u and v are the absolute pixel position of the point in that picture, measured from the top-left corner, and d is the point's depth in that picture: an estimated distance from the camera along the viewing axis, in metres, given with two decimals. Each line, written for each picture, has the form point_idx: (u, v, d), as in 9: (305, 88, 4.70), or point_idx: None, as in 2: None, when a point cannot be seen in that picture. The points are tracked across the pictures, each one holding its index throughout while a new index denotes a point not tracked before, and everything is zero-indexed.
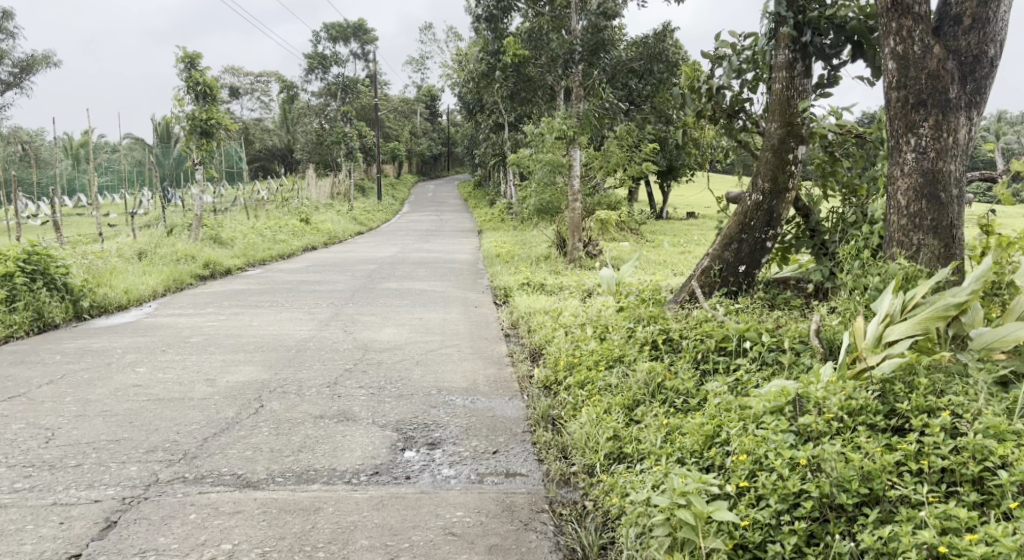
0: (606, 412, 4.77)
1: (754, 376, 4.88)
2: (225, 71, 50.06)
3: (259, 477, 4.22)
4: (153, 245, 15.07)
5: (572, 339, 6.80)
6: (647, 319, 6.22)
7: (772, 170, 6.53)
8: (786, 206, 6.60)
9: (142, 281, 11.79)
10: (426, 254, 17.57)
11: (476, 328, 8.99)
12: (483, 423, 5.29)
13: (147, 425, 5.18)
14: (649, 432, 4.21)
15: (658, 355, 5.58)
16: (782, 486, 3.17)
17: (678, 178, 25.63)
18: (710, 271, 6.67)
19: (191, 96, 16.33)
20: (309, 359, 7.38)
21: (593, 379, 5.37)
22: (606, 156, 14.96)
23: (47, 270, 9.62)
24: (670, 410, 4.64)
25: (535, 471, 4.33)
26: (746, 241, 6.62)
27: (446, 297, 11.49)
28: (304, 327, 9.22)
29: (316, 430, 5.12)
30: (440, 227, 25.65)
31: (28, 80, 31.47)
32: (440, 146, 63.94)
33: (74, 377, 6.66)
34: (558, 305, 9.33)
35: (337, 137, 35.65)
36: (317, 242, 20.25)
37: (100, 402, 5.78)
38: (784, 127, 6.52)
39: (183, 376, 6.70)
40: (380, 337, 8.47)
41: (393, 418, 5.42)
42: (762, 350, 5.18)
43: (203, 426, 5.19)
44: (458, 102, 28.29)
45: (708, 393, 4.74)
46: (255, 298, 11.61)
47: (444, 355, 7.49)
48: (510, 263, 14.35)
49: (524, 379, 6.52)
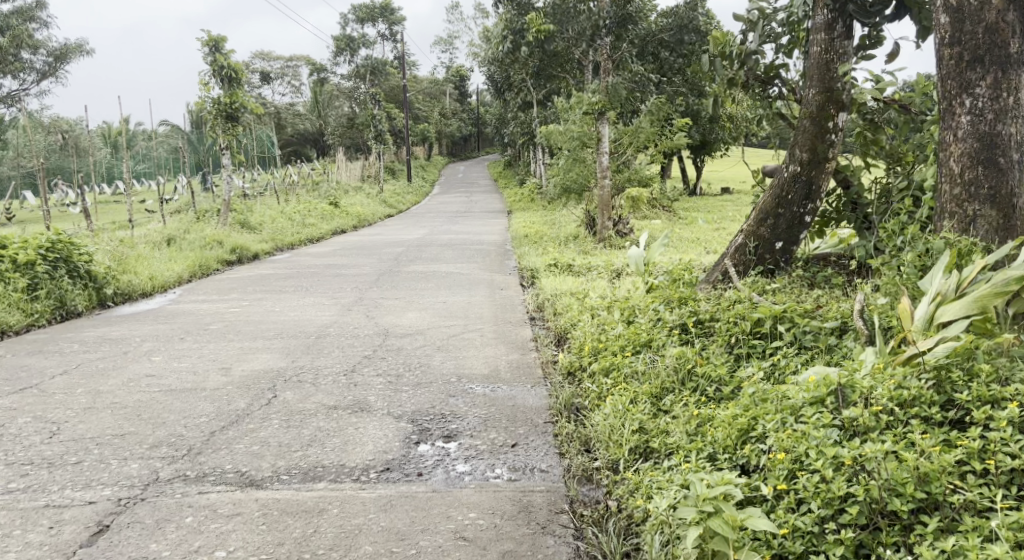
0: (633, 402, 4.47)
1: (794, 362, 4.55)
2: (255, 56, 50.10)
3: (264, 474, 4.00)
4: (181, 231, 15.01)
5: (598, 322, 6.50)
6: (677, 301, 5.90)
7: (810, 140, 6.11)
8: (826, 177, 6.18)
9: (167, 267, 11.69)
10: (454, 236, 17.31)
11: (501, 311, 8.72)
12: (503, 413, 5.04)
13: (154, 418, 4.99)
14: (678, 425, 3.90)
15: (689, 340, 5.26)
16: (826, 489, 2.84)
17: (711, 152, 25.02)
18: (745, 249, 6.31)
19: (217, 81, 16.18)
20: (328, 345, 7.15)
21: (620, 365, 5.06)
22: (636, 132, 14.37)
23: (69, 258, 9.50)
24: (702, 399, 4.33)
25: (555, 467, 4.05)
26: (783, 215, 6.23)
27: (472, 279, 11.23)
28: (326, 312, 9.03)
29: (328, 423, 4.89)
30: (469, 209, 25.38)
31: (63, 69, 31.73)
32: (470, 127, 63.57)
33: (89, 366, 6.50)
34: (585, 286, 9.01)
35: (367, 119, 35.45)
36: (346, 225, 20.10)
37: (111, 394, 5.60)
38: (823, 93, 6.08)
39: (198, 364, 6.51)
40: (402, 322, 8.25)
41: (409, 408, 5.18)
42: (802, 332, 4.85)
43: (212, 418, 4.99)
44: (487, 81, 27.87)
45: (742, 380, 4.42)
46: (279, 283, 11.44)
47: (466, 340, 7.23)
48: (538, 244, 14.04)
49: (547, 364, 6.26)
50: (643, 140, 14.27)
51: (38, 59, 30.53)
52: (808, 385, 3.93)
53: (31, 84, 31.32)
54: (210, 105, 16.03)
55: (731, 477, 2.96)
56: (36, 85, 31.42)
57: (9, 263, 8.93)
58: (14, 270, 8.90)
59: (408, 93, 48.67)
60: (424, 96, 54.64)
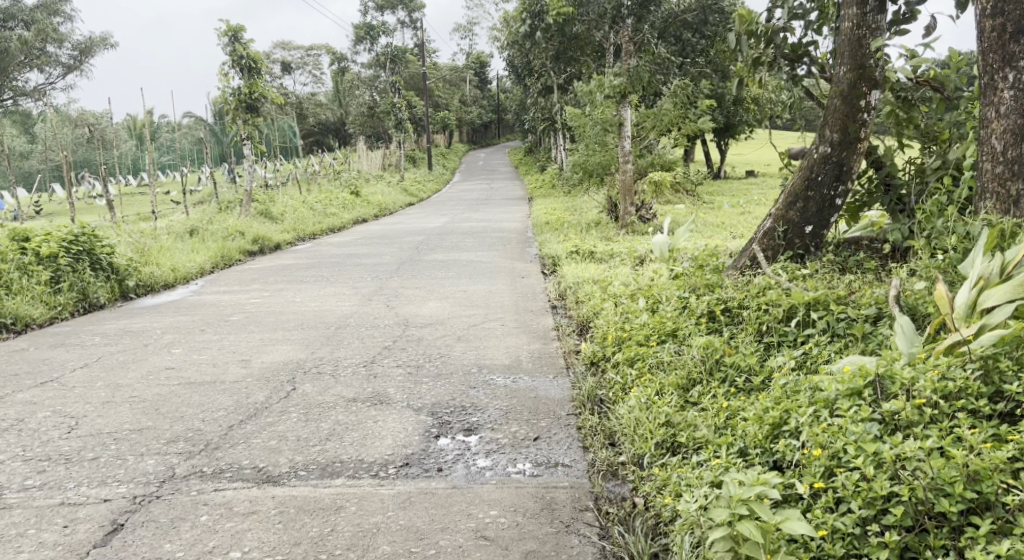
0: (659, 394, 4.33)
1: (828, 351, 4.41)
2: (276, 45, 50.15)
3: (281, 470, 3.92)
4: (204, 222, 15.01)
5: (621, 310, 6.36)
6: (703, 289, 5.76)
7: (841, 120, 5.92)
8: (858, 158, 5.98)
9: (190, 259, 11.68)
10: (475, 224, 17.18)
11: (522, 300, 8.60)
12: (525, 405, 4.93)
13: (172, 412, 4.92)
14: (707, 417, 3.78)
15: (717, 329, 5.12)
16: (867, 488, 2.69)
17: (735, 135, 24.63)
18: (774, 232, 6.14)
19: (237, 71, 16.14)
20: (348, 336, 7.07)
21: (645, 355, 4.92)
22: (659, 116, 14.11)
23: (92, 250, 9.48)
24: (731, 391, 4.20)
25: (579, 462, 3.93)
26: (813, 198, 6.05)
27: (493, 268, 11.11)
28: (347, 302, 8.95)
29: (348, 416, 4.81)
30: (490, 196, 25.25)
31: (87, 62, 31.92)
32: (490, 114, 63.28)
33: (109, 360, 6.46)
34: (608, 273, 8.85)
35: (387, 108, 35.34)
36: (368, 214, 20.05)
37: (130, 387, 5.55)
38: (854, 70, 5.88)
39: (218, 356, 6.45)
40: (422, 311, 8.15)
41: (429, 401, 5.08)
42: (834, 320, 4.70)
43: (230, 412, 4.92)
44: (507, 66, 27.61)
45: (773, 370, 4.28)
46: (300, 273, 11.39)
47: (487, 330, 7.11)
48: (559, 231, 13.89)
49: (570, 354, 6.13)
50: (667, 123, 14.02)
51: (64, 53, 30.73)
52: (843, 376, 3.79)
53: (58, 77, 31.58)
54: (230, 96, 15.98)
55: (765, 476, 2.83)
56: (62, 79, 31.68)
57: (32, 256, 8.93)
58: (37, 263, 8.90)
59: (428, 80, 48.47)
60: (445, 83, 54.45)
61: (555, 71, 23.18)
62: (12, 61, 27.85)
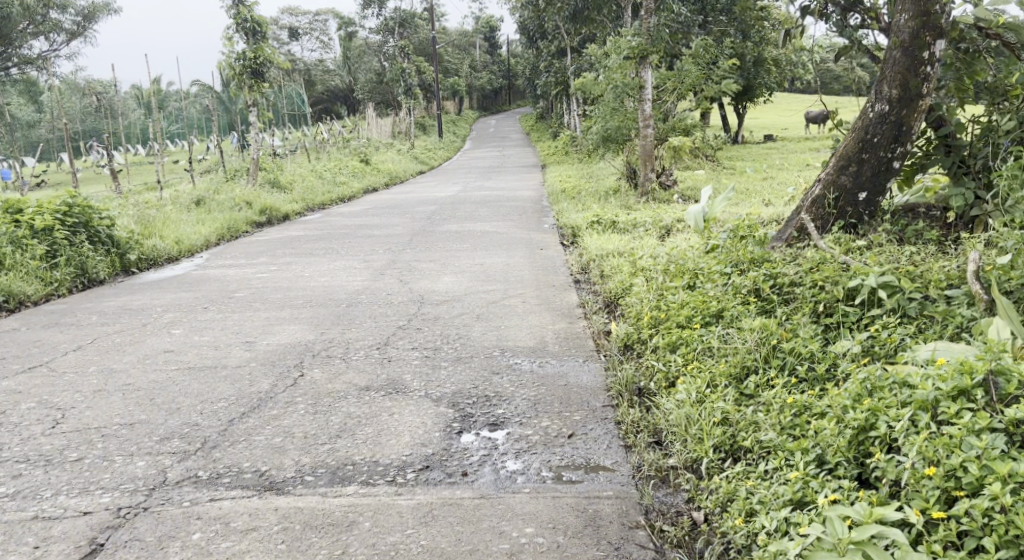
0: (711, 386, 3.88)
1: (901, 335, 3.95)
2: (283, 11, 49.29)
3: (287, 475, 3.48)
4: (211, 191, 14.53)
5: (653, 286, 5.86)
6: (748, 265, 5.28)
7: (901, 74, 5.45)
8: (918, 116, 5.51)
9: (194, 230, 11.21)
10: (488, 193, 16.63)
11: (544, 273, 8.11)
12: (555, 394, 4.47)
13: (168, 403, 4.47)
14: (772, 414, 3.34)
15: (767, 309, 4.63)
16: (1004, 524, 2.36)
17: (753, 98, 23.84)
18: (822, 201, 5.75)
19: (241, 36, 15.54)
20: (359, 315, 6.60)
21: (688, 339, 4.44)
22: (680, 77, 13.50)
23: (89, 223, 9.01)
24: (793, 382, 3.74)
25: (623, 464, 3.49)
26: (867, 161, 5.62)
27: (510, 239, 10.60)
28: (358, 276, 8.50)
29: (360, 408, 4.36)
30: (502, 163, 24.64)
31: (91, 28, 31.33)
32: (501, 80, 62.17)
33: (105, 341, 6.00)
34: (634, 244, 8.33)
35: (395, 73, 34.62)
36: (378, 183, 19.52)
37: (125, 374, 5.11)
38: (917, 18, 5.37)
39: (221, 338, 5.99)
40: (438, 286, 7.70)
41: (449, 389, 4.62)
42: (905, 299, 4.22)
43: (231, 403, 4.48)
44: (518, 29, 26.83)
45: (839, 357, 3.85)
46: (309, 245, 10.92)
47: (508, 307, 6.65)
48: (576, 199, 13.34)
49: (600, 335, 5.66)
50: (688, 85, 13.38)
51: (67, 19, 30.06)
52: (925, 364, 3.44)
53: (62, 44, 30.96)
54: (234, 61, 15.39)
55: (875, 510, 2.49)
56: (66, 46, 31.08)
57: (26, 229, 8.48)
58: (31, 237, 8.45)
59: (438, 45, 47.55)
60: (455, 48, 53.46)
61: (568, 33, 22.43)
62: (15, 28, 27.27)
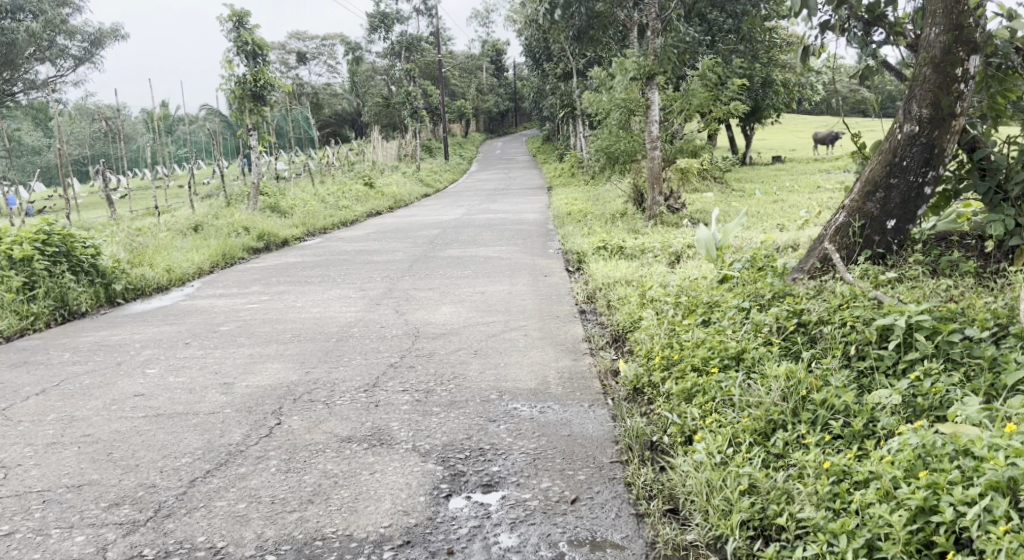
0: (733, 443, 3.43)
1: (946, 385, 3.50)
2: (291, 36, 49.34)
3: (244, 554, 3.13)
4: (209, 216, 14.13)
5: (663, 321, 5.38)
6: (768, 299, 4.82)
7: (932, 93, 5.02)
8: (951, 138, 5.07)
9: (187, 258, 10.77)
10: (493, 216, 16.21)
11: (547, 303, 7.66)
12: (558, 448, 3.98)
13: (126, 459, 3.99)
14: (809, 484, 2.94)
15: (791, 352, 4.16)
16: None
17: (761, 120, 23.47)
18: (849, 229, 5.28)
19: (242, 58, 15.19)
20: (348, 351, 6.14)
21: (704, 386, 3.97)
22: (687, 98, 13.10)
23: (71, 252, 8.59)
24: (828, 440, 3.30)
25: (634, 540, 3.09)
26: (896, 187, 5.17)
27: (513, 265, 10.15)
28: (352, 307, 8.05)
29: (338, 465, 3.89)
30: (508, 186, 24.25)
31: (98, 53, 31.18)
32: (508, 102, 62.02)
33: (73, 382, 5.53)
34: (642, 272, 7.88)
35: (401, 97, 34.41)
36: (382, 206, 19.13)
37: (86, 421, 4.64)
38: (948, 32, 4.97)
39: (198, 379, 5.51)
40: (435, 318, 7.25)
41: (439, 442, 4.14)
42: (948, 342, 3.73)
43: (196, 459, 4.01)
44: (525, 50, 26.57)
45: (878, 410, 3.41)
46: (305, 273, 10.48)
47: (509, 342, 6.16)
48: (582, 223, 12.91)
49: (606, 376, 5.20)
50: (696, 106, 12.96)
51: (74, 45, 29.90)
52: (975, 422, 3.09)
53: (69, 69, 30.84)
54: (234, 84, 15.05)
55: None
56: (72, 71, 30.93)
57: (3, 260, 8.04)
58: (9, 268, 8.01)
59: (444, 67, 47.46)
60: (462, 72, 53.48)
61: (574, 54, 22.14)
62: (21, 54, 27.13)
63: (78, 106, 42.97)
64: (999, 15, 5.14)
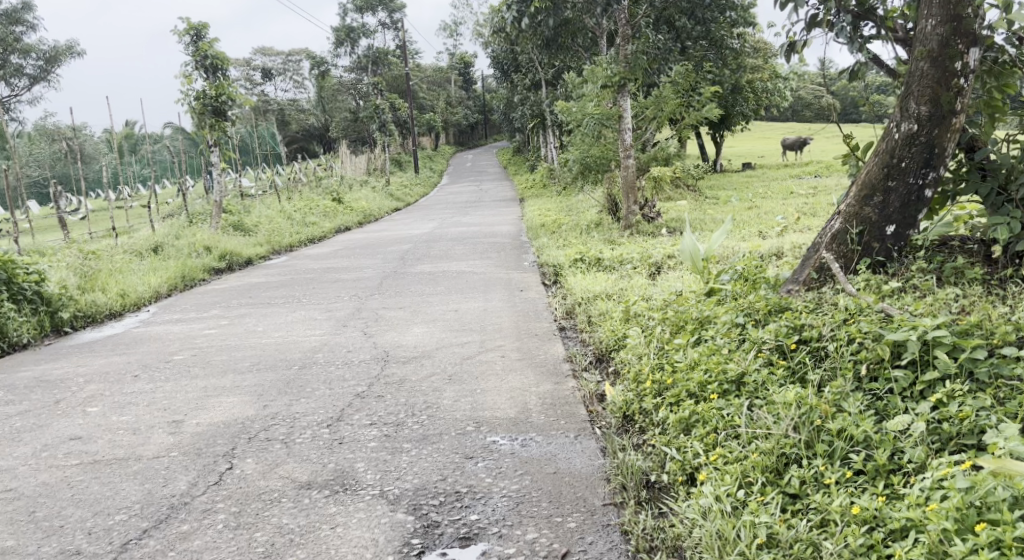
0: (743, 484, 3.08)
1: (975, 409, 3.13)
2: (257, 52, 48.63)
3: None
4: (169, 236, 13.51)
5: (651, 340, 4.95)
6: (765, 314, 4.43)
7: (931, 88, 4.69)
8: (951, 137, 4.74)
9: (143, 280, 10.18)
10: (464, 229, 15.77)
11: (524, 320, 7.24)
12: (544, 488, 3.56)
13: (50, 520, 3.53)
14: (837, 537, 2.66)
15: (796, 374, 3.77)
16: None
17: (730, 127, 23.33)
18: (845, 237, 4.94)
19: (201, 73, 14.63)
20: (311, 380, 5.65)
21: (704, 416, 3.57)
22: (659, 104, 12.79)
23: (12, 279, 8.01)
24: (850, 477, 2.94)
25: None
26: (894, 191, 4.83)
27: (486, 280, 9.72)
28: (317, 330, 7.55)
29: (295, 517, 3.44)
30: (480, 198, 23.87)
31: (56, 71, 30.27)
32: (477, 115, 61.76)
33: (4, 425, 5.01)
34: (622, 285, 7.47)
35: (369, 111, 33.92)
36: (350, 222, 18.58)
37: (12, 473, 4.14)
38: (946, 23, 4.65)
39: (145, 417, 5.00)
40: (406, 340, 6.78)
41: (410, 485, 3.68)
42: (971, 359, 3.36)
43: (132, 516, 3.54)
44: (494, 63, 26.23)
45: (902, 440, 3.05)
46: (269, 294, 9.96)
47: (485, 365, 5.71)
48: (556, 234, 12.55)
49: (592, 402, 4.77)
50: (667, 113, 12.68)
51: (30, 63, 28.91)
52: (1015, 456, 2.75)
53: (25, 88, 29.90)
54: (194, 100, 14.46)
55: None
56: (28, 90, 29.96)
57: None
58: None
59: (411, 81, 47.07)
60: (430, 86, 53.10)
61: (542, 65, 21.85)
62: None
63: (37, 125, 41.89)
64: (995, 7, 4.83)
